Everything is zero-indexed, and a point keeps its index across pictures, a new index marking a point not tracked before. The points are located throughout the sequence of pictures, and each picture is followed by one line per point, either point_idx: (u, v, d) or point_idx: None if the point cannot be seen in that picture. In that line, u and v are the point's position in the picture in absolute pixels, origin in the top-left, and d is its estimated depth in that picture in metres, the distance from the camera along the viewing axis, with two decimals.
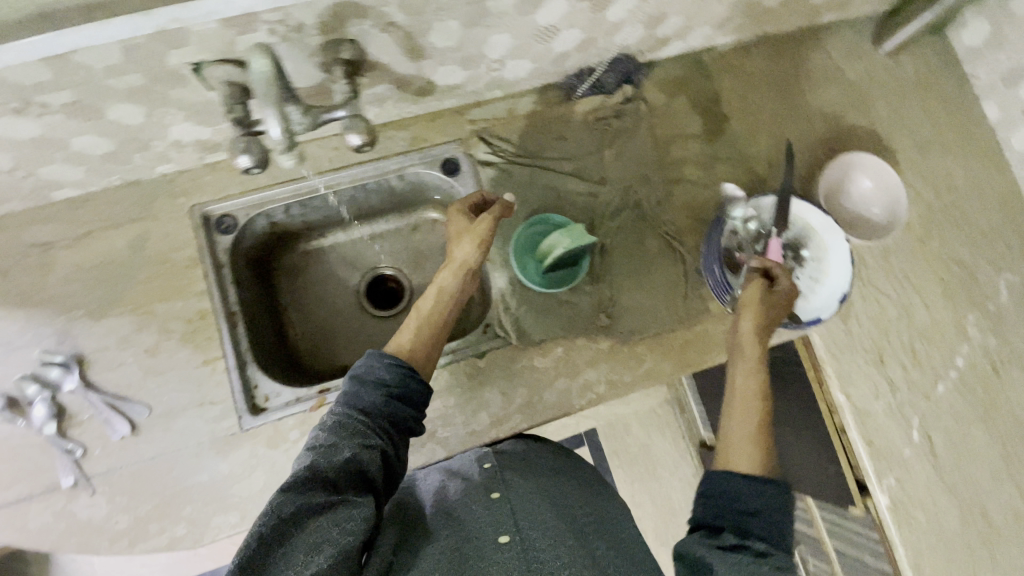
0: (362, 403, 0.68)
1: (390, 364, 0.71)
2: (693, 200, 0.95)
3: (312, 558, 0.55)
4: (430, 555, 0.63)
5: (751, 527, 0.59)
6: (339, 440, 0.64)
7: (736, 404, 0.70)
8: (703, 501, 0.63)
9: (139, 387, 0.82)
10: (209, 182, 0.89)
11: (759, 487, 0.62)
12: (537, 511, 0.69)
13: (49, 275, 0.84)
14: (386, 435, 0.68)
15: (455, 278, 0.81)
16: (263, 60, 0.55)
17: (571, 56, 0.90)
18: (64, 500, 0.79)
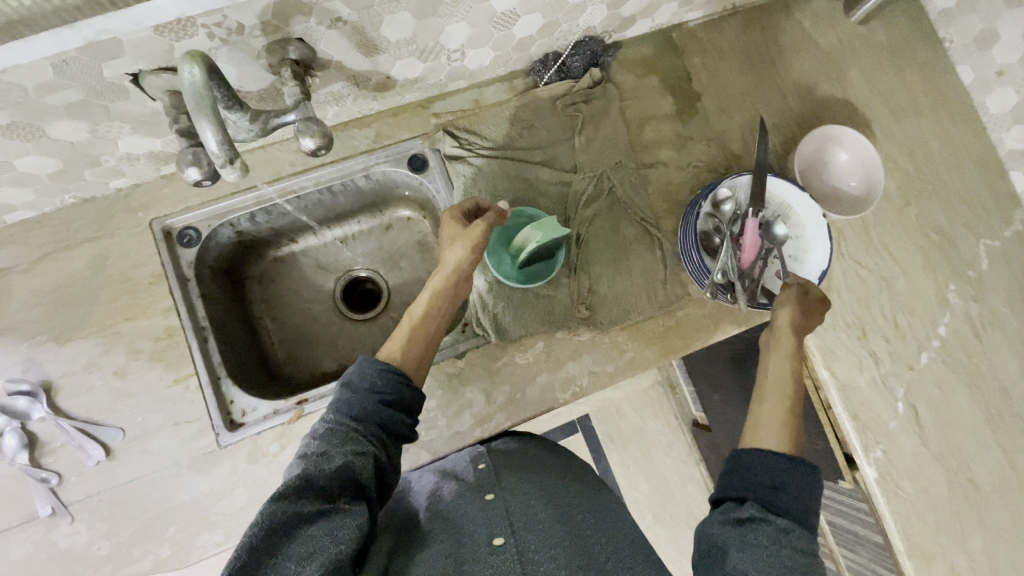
0: (354, 409, 0.66)
1: (383, 370, 0.70)
2: (668, 184, 0.94)
3: (304, 569, 0.52)
4: (424, 559, 0.61)
5: (775, 502, 0.59)
6: (331, 447, 0.61)
7: (767, 391, 0.72)
8: (728, 475, 0.63)
9: (111, 410, 0.79)
10: (168, 194, 0.86)
11: (782, 464, 0.61)
12: (531, 509, 0.67)
13: (8, 301, 0.81)
14: (379, 442, 0.65)
15: (445, 282, 0.79)
16: (195, 69, 0.53)
17: (534, 42, 0.87)
18: (43, 530, 0.77)
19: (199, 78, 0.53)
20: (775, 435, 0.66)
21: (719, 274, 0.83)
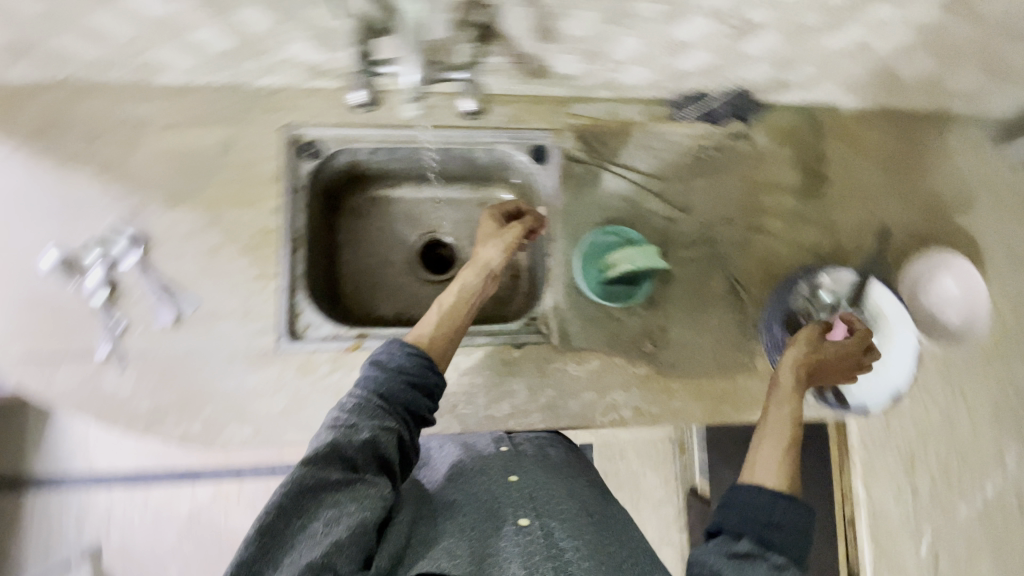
0: (381, 387, 0.67)
1: (411, 352, 0.70)
2: (769, 255, 0.92)
3: (331, 530, 0.57)
4: (449, 531, 0.63)
5: (772, 540, 0.59)
6: (357, 421, 0.63)
7: (768, 429, 0.68)
8: (723, 507, 0.62)
9: (192, 283, 0.82)
10: (307, 105, 0.88)
11: (785, 507, 0.61)
12: (556, 503, 0.69)
13: (135, 152, 0.84)
14: (403, 420, 0.67)
15: (478, 277, 0.78)
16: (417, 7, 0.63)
17: (693, 77, 0.87)
18: (95, 370, 0.80)
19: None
20: (774, 469, 0.64)
21: None
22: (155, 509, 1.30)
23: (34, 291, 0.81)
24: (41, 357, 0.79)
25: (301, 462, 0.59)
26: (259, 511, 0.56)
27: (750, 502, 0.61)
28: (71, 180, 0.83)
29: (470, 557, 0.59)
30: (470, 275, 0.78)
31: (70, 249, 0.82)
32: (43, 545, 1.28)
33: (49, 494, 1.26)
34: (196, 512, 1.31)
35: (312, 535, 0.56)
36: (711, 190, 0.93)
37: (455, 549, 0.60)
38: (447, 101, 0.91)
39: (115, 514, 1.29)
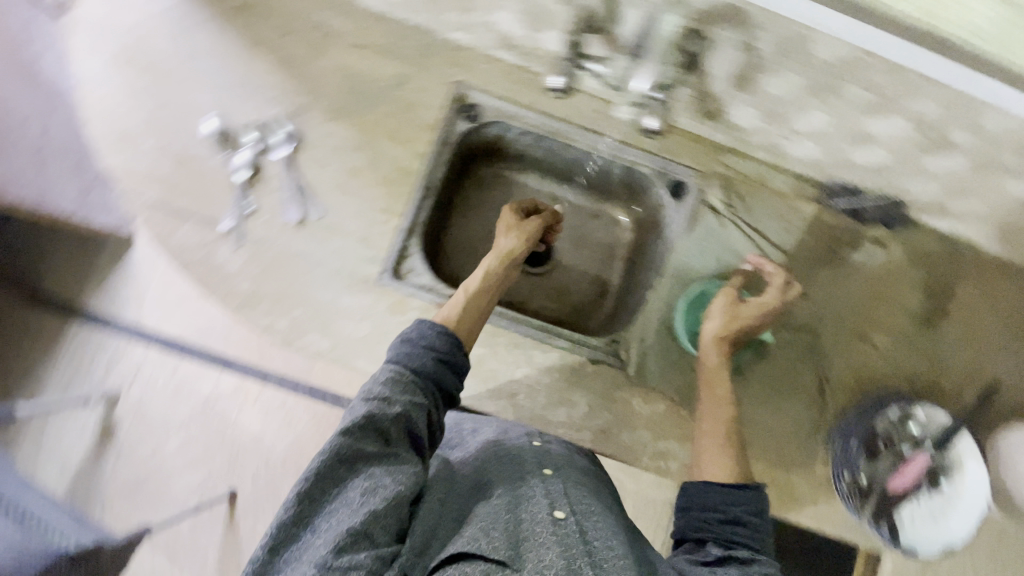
0: (411, 363, 0.68)
1: (437, 331, 0.71)
2: (865, 367, 0.90)
3: (366, 499, 0.58)
4: (485, 510, 0.62)
5: (735, 532, 0.66)
6: (390, 395, 0.64)
7: (703, 455, 0.75)
8: (682, 513, 0.69)
9: (325, 193, 0.85)
10: (482, 70, 0.89)
11: (735, 499, 0.68)
12: (590, 505, 0.67)
13: (317, 58, 0.87)
14: (432, 398, 0.68)
15: (492, 262, 0.82)
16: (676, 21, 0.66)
17: (858, 169, 0.85)
18: (211, 240, 0.82)
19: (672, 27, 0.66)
20: (722, 468, 0.73)
21: (863, 477, 0.84)
22: (179, 381, 1.44)
23: (183, 149, 0.84)
24: (169, 210, 0.83)
25: (338, 431, 0.61)
26: (297, 479, 0.59)
27: (703, 502, 0.68)
28: (250, 62, 0.86)
29: (507, 542, 0.58)
30: (490, 264, 0.82)
31: (228, 123, 0.85)
32: (85, 375, 1.44)
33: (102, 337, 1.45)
34: (211, 397, 1.43)
35: (348, 502, 0.58)
36: (830, 287, 0.91)
37: (492, 531, 0.59)
38: (611, 110, 0.91)
39: (143, 372, 1.44)
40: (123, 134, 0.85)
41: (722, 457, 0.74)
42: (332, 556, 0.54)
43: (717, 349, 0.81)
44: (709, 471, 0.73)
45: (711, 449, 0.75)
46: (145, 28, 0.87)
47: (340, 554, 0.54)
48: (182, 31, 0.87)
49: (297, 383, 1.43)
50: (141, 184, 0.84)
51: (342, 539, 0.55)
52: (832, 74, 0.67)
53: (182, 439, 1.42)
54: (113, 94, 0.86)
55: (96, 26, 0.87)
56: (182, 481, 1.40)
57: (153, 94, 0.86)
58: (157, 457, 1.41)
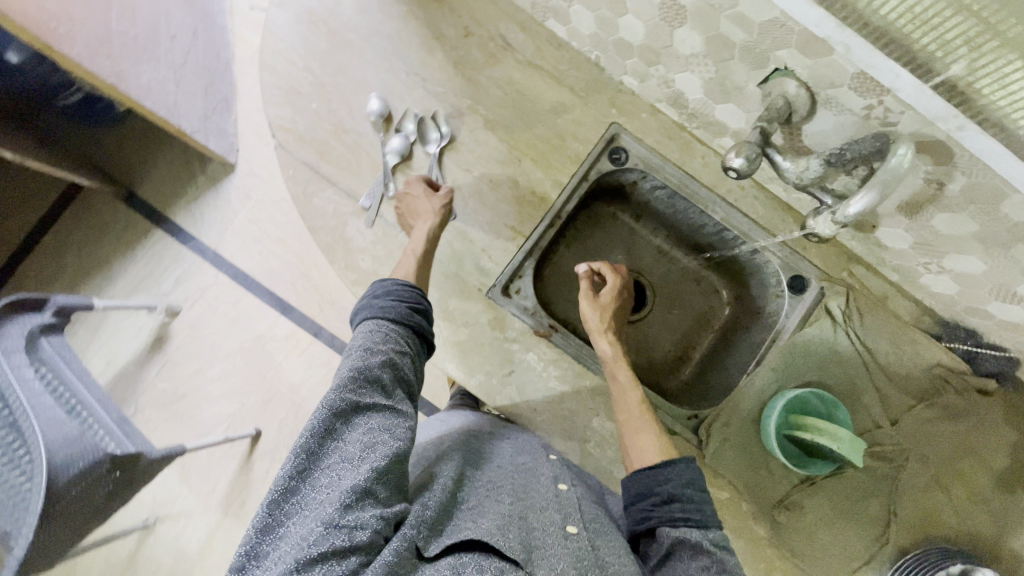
0: (390, 316, 0.72)
1: (402, 285, 0.76)
2: (940, 516, 0.87)
3: (367, 454, 0.58)
4: (492, 506, 0.62)
5: (669, 508, 0.65)
6: (374, 348, 0.67)
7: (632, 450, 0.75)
8: (630, 512, 0.69)
9: (465, 198, 0.88)
10: (642, 119, 0.90)
11: (663, 475, 0.68)
12: (604, 526, 0.66)
13: (490, 66, 0.89)
14: (412, 346, 0.72)
15: (429, 221, 0.80)
16: (908, 153, 0.53)
17: (991, 320, 0.82)
18: (349, 211, 0.86)
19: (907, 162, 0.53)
20: (652, 452, 0.73)
21: None
22: (237, 313, 1.46)
23: (344, 120, 0.87)
24: (318, 173, 0.86)
25: (329, 389, 0.62)
26: (296, 438, 0.59)
27: (644, 494, 0.68)
28: (427, 53, 0.89)
29: (521, 542, 0.57)
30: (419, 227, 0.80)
31: (392, 106, 0.88)
32: (155, 281, 1.48)
33: (181, 251, 1.48)
34: (262, 336, 1.45)
35: (348, 459, 0.58)
36: (926, 426, 0.88)
37: (507, 528, 0.59)
38: (755, 190, 0.90)
39: (207, 293, 1.47)
40: (290, 91, 0.88)
41: (651, 443, 0.74)
42: (339, 513, 0.53)
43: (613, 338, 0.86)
44: (636, 459, 0.73)
45: (634, 436, 0.75)
46: None
47: (348, 510, 0.54)
48: (372, 4, 0.89)
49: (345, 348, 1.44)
50: (297, 141, 0.87)
51: (348, 497, 0.54)
52: (1011, 233, 0.66)
53: (224, 368, 1.44)
54: (292, 49, 0.89)
55: None
56: (213, 408, 1.42)
57: (328, 59, 0.89)
58: (197, 378, 1.44)
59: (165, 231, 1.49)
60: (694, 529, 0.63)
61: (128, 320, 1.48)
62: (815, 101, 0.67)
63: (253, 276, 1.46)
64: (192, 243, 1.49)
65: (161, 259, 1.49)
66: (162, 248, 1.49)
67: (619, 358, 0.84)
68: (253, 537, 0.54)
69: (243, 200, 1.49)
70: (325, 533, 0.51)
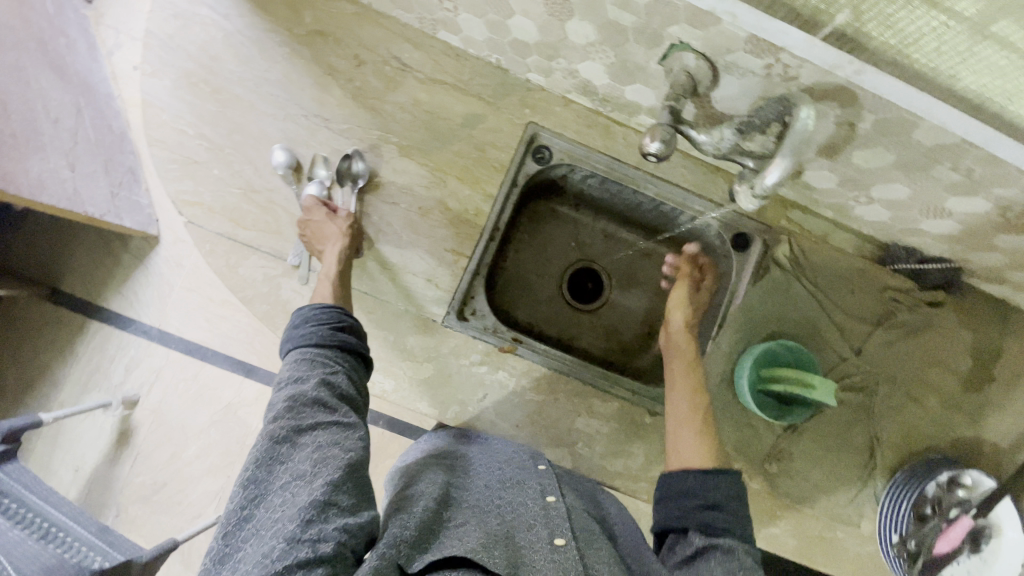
0: (314, 340, 0.68)
1: (320, 308, 0.71)
2: (914, 429, 0.92)
3: (320, 468, 0.57)
4: (474, 527, 0.61)
5: (712, 519, 0.65)
6: (304, 372, 0.65)
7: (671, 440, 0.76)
8: (663, 507, 0.70)
9: (398, 231, 0.85)
10: (557, 113, 0.89)
11: (710, 482, 0.68)
12: (592, 535, 0.66)
13: (391, 91, 0.85)
14: (345, 361, 0.68)
15: (337, 244, 0.78)
16: (811, 114, 0.53)
17: (926, 236, 0.85)
18: (280, 272, 0.82)
19: (812, 124, 0.53)
20: (696, 452, 0.73)
21: (911, 541, 0.84)
22: (199, 387, 1.33)
23: (252, 179, 0.83)
24: (238, 240, 0.82)
25: (267, 420, 0.60)
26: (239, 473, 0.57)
27: (685, 491, 0.69)
28: (322, 90, 0.84)
29: (506, 560, 0.57)
30: (331, 250, 0.78)
31: (299, 154, 0.83)
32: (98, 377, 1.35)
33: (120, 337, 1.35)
34: (234, 404, 1.33)
35: (300, 476, 0.56)
36: (888, 348, 0.91)
37: (491, 548, 0.58)
38: (682, 159, 0.91)
39: (166, 374, 1.34)
40: (186, 162, 0.83)
41: (694, 444, 0.74)
42: (300, 529, 0.51)
43: (689, 335, 0.87)
44: (680, 454, 0.74)
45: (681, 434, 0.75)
46: (213, 46, 0.84)
47: (309, 525, 0.52)
48: (252, 53, 0.84)
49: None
50: (207, 215, 0.82)
51: (308, 511, 0.53)
52: (929, 157, 0.67)
53: (203, 444, 1.31)
54: (179, 117, 0.84)
55: (165, 41, 0.84)
56: (201, 486, 1.30)
57: (219, 120, 0.83)
58: (176, 463, 1.30)
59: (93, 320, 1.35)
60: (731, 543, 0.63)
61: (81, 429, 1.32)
62: (716, 69, 0.66)
63: (208, 346, 1.34)
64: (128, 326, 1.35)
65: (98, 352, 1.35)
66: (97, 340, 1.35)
67: (694, 359, 0.84)
68: (211, 567, 0.53)
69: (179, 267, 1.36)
70: (287, 551, 0.50)
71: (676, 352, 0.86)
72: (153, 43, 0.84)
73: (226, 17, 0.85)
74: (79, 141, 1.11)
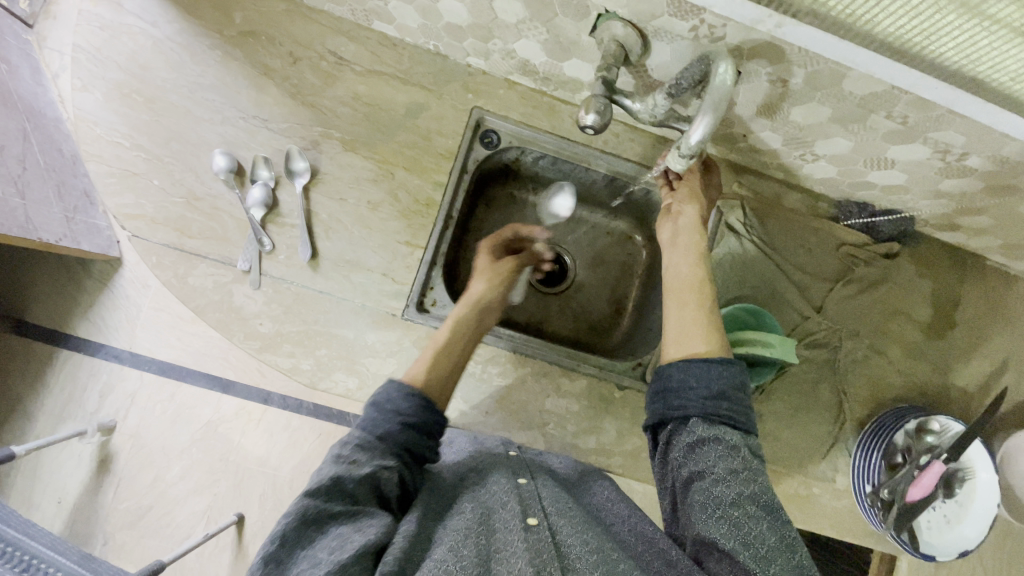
0: (377, 428, 0.65)
1: (404, 387, 0.70)
2: (880, 381, 0.93)
3: (335, 553, 0.52)
4: (452, 529, 0.59)
5: (718, 410, 0.64)
6: (358, 457, 0.62)
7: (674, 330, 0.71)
8: (662, 399, 0.67)
9: (348, 227, 0.83)
10: (501, 96, 0.88)
11: (714, 370, 0.65)
12: (564, 503, 0.67)
13: (329, 86, 0.84)
14: (403, 459, 0.65)
15: (483, 288, 0.84)
16: (730, 68, 0.54)
17: (875, 189, 0.86)
18: (231, 279, 0.81)
19: (730, 80, 0.54)
20: (703, 339, 0.69)
21: (884, 490, 0.84)
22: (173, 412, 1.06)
23: (194, 187, 0.82)
24: (184, 249, 0.81)
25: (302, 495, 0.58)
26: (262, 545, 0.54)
27: (684, 384, 0.65)
28: (259, 91, 0.83)
29: (476, 556, 0.56)
30: (477, 287, 0.85)
31: (240, 157, 0.82)
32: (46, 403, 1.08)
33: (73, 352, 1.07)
34: (214, 422, 1.05)
35: (315, 563, 0.52)
36: (848, 303, 0.92)
37: (460, 549, 0.56)
38: (629, 134, 0.91)
39: (139, 397, 1.06)
40: (125, 175, 0.81)
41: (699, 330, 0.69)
42: None
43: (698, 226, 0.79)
44: (680, 343, 0.69)
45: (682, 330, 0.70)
46: (143, 54, 0.82)
47: None
48: (183, 58, 0.82)
49: (304, 401, 1.05)
50: (151, 227, 0.81)
51: None
52: (863, 107, 0.67)
53: (186, 465, 1.05)
54: (114, 130, 0.82)
55: (93, 54, 0.82)
56: (189, 509, 1.04)
57: (155, 130, 0.82)
58: (159, 486, 1.05)
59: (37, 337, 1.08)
60: (735, 439, 0.63)
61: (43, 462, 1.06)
62: (645, 36, 0.66)
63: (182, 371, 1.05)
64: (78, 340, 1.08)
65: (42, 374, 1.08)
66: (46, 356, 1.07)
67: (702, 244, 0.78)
68: None
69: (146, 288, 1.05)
70: None
71: (677, 249, 0.78)
72: (81, 56, 0.82)
73: (154, 24, 0.82)
74: (28, 167, 0.84)
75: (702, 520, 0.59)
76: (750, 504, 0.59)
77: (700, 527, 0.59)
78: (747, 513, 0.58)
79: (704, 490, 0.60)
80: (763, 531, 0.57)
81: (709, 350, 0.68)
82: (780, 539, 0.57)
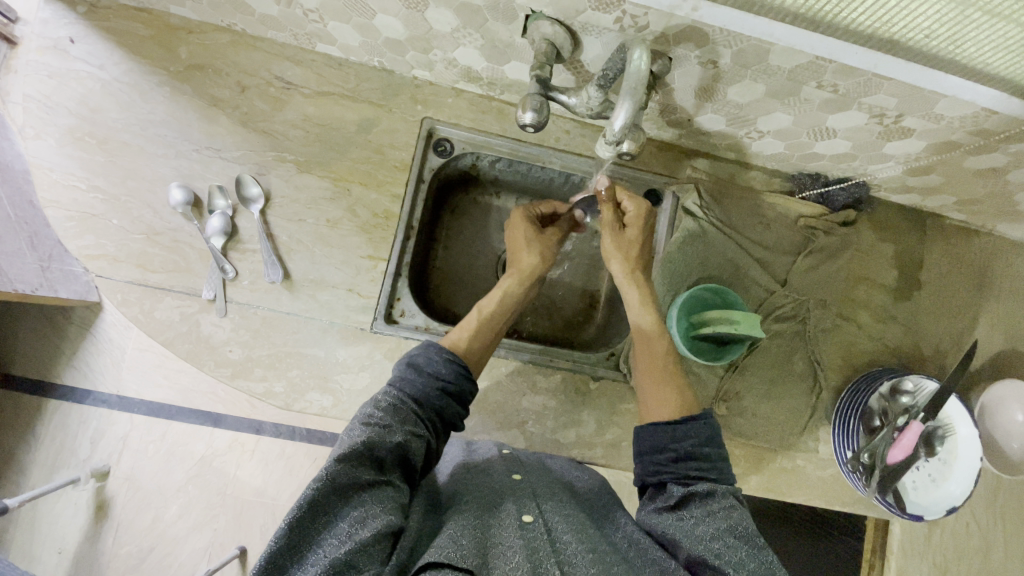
0: (414, 391, 0.66)
1: (445, 357, 0.69)
2: (852, 346, 0.95)
3: (357, 530, 0.53)
4: (454, 523, 0.59)
5: (689, 466, 0.64)
6: (391, 422, 0.61)
7: (648, 390, 0.73)
8: (639, 464, 0.68)
9: (309, 247, 0.84)
10: (449, 105, 0.90)
11: (671, 430, 0.67)
12: (557, 495, 0.67)
13: (279, 111, 0.85)
14: (432, 427, 0.65)
15: (535, 262, 0.83)
16: (644, 55, 0.56)
17: (824, 160, 0.88)
18: (197, 309, 0.82)
19: (645, 64, 0.56)
20: (673, 404, 0.70)
21: (864, 454, 0.84)
22: (156, 456, 0.97)
23: (153, 223, 0.83)
24: (148, 285, 0.82)
25: (330, 456, 0.57)
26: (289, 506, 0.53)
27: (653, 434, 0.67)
28: (210, 122, 0.84)
29: (476, 548, 0.55)
30: (526, 258, 0.83)
31: (196, 188, 0.83)
32: (25, 457, 0.99)
33: (53, 400, 0.97)
34: (207, 456, 0.97)
35: (338, 535, 0.53)
36: (814, 273, 0.93)
37: (461, 538, 0.56)
38: (580, 130, 0.93)
39: (131, 438, 0.97)
40: (84, 217, 0.82)
41: (672, 396, 0.71)
42: None
43: (631, 289, 0.80)
44: (658, 409, 0.71)
45: (655, 387, 0.73)
46: (91, 97, 0.83)
47: None
48: (132, 98, 0.84)
49: (296, 427, 0.98)
50: (113, 264, 0.82)
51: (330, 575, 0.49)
52: (793, 80, 0.69)
53: (185, 503, 0.97)
54: (69, 174, 0.82)
55: (44, 102, 0.82)
56: (190, 547, 0.97)
57: (110, 170, 0.83)
58: (158, 526, 0.97)
59: (5, 387, 0.98)
60: (712, 488, 0.62)
61: (36, 516, 0.98)
62: (573, 32, 0.68)
63: (168, 412, 0.96)
64: (57, 388, 0.97)
65: (12, 427, 0.98)
66: (22, 406, 0.97)
67: (644, 307, 0.79)
68: None
69: (129, 329, 0.94)
70: None
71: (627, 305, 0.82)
72: (31, 105, 0.82)
73: (101, 66, 0.83)
74: None
75: (687, 542, 0.58)
76: (730, 534, 0.58)
77: (686, 549, 0.58)
78: (729, 542, 0.56)
79: (684, 533, 0.59)
80: (745, 557, 0.55)
81: (683, 411, 0.70)
82: (765, 565, 0.55)
